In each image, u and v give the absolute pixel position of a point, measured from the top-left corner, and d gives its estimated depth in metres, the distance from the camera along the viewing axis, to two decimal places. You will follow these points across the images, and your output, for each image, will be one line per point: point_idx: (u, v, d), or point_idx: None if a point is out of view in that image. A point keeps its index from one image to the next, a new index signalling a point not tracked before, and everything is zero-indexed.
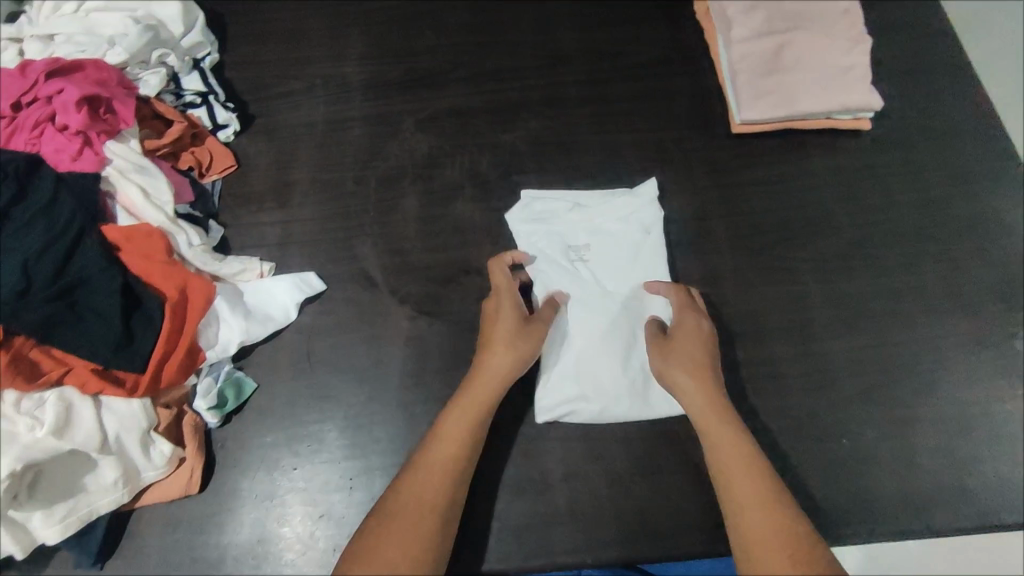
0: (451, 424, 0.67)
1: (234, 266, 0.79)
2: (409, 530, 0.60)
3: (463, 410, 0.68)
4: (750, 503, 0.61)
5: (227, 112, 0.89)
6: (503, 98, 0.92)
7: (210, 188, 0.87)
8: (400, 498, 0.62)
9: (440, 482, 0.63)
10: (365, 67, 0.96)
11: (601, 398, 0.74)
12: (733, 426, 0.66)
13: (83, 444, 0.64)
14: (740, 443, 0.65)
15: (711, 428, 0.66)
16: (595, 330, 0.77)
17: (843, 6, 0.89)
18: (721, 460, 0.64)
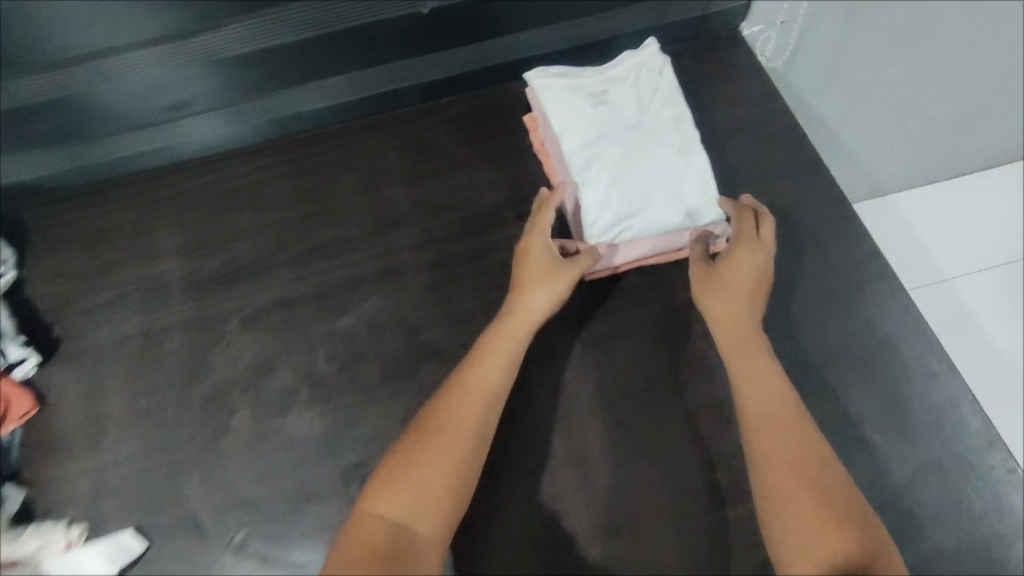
0: (457, 426, 0.64)
1: (33, 544, 0.68)
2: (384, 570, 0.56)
3: (458, 412, 0.65)
4: (787, 475, 0.61)
5: (23, 347, 0.77)
6: (334, 279, 0.82)
7: (9, 441, 0.75)
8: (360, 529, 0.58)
9: (417, 511, 0.59)
10: (177, 264, 0.84)
11: (644, 210, 0.78)
12: (784, 383, 0.67)
13: None
14: (814, 442, 0.64)
15: (750, 389, 0.67)
16: (623, 166, 0.79)
17: (672, 115, 0.83)
18: (754, 411, 0.66)
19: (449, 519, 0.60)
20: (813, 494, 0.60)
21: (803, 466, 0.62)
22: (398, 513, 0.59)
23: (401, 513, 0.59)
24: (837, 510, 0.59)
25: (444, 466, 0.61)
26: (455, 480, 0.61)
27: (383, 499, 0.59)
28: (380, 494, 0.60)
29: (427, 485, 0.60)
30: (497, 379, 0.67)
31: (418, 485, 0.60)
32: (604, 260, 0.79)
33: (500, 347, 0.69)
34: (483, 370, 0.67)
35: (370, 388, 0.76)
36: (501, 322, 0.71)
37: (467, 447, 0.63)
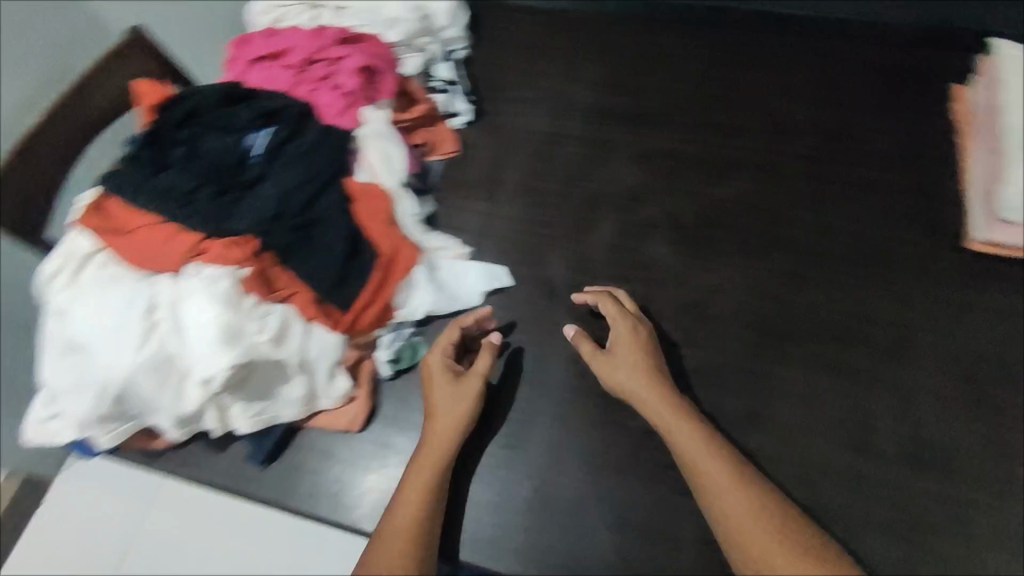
0: (410, 483, 0.69)
1: (437, 242, 0.85)
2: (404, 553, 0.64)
3: (414, 485, 0.69)
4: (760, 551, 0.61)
5: (465, 103, 0.97)
6: (720, 153, 0.92)
7: (433, 167, 0.95)
8: (381, 551, 0.65)
9: (404, 553, 0.65)
10: (594, 91, 0.99)
11: None
12: (717, 448, 0.67)
13: (290, 358, 0.71)
14: (716, 455, 0.66)
15: (695, 450, 0.66)
16: None
17: None
18: (705, 469, 0.66)
19: (434, 501, 0.68)
20: (758, 526, 0.62)
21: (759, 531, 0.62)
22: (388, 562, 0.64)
23: (401, 554, 0.64)
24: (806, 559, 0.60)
25: (418, 497, 0.67)
26: (419, 525, 0.66)
27: (382, 548, 0.65)
28: (384, 530, 0.67)
29: (419, 524, 0.66)
30: (447, 442, 0.71)
31: (409, 509, 0.67)
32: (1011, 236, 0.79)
33: (435, 428, 0.72)
34: (434, 425, 0.72)
35: (722, 251, 0.86)
36: (434, 408, 0.73)
37: (447, 458, 0.70)
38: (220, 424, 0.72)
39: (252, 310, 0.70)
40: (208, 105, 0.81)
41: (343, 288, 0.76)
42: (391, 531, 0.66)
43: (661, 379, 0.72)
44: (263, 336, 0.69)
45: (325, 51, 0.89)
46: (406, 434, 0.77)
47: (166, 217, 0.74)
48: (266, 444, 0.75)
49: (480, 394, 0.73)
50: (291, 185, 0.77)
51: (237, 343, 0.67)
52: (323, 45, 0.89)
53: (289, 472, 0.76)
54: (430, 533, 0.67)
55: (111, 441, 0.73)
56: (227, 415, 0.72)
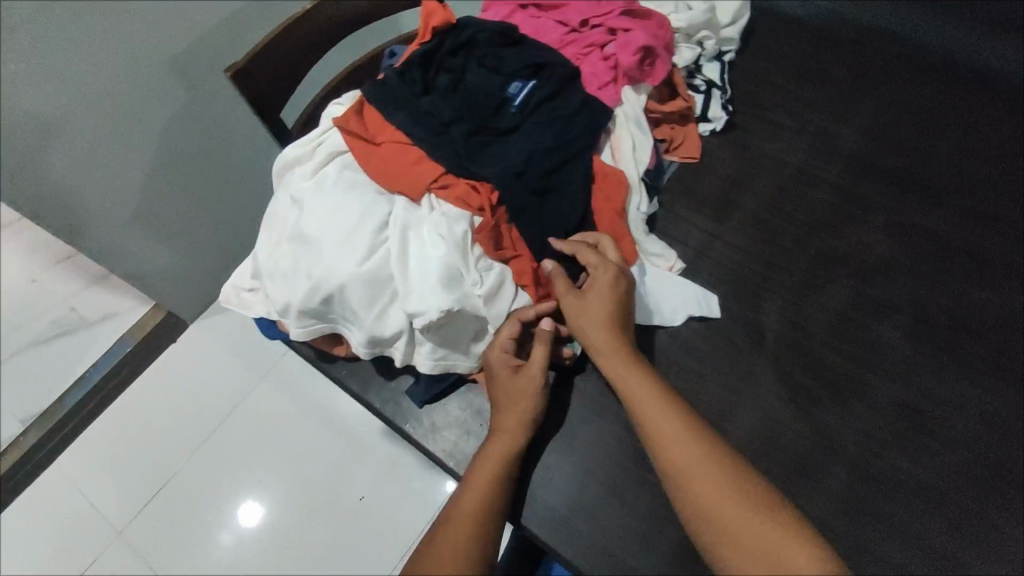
0: (479, 471, 0.67)
1: (654, 248, 0.80)
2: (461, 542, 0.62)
3: (484, 467, 0.67)
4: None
5: (721, 110, 0.90)
6: (995, 255, 0.80)
7: (666, 167, 0.89)
8: (447, 529, 0.63)
9: (469, 534, 0.62)
10: (862, 140, 0.90)
11: None
12: (722, 464, 0.60)
13: (493, 318, 0.70)
14: (645, 389, 0.66)
15: (684, 446, 0.61)
16: None
17: None
18: (695, 488, 0.59)
19: (499, 491, 0.66)
20: (758, 530, 0.56)
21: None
22: (451, 541, 0.62)
23: (469, 536, 0.62)
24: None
25: (484, 484, 0.66)
26: (485, 505, 0.65)
27: (443, 523, 0.63)
28: (451, 508, 0.65)
29: (484, 506, 0.65)
30: (514, 423, 0.69)
31: (467, 508, 0.64)
32: None
33: (511, 431, 0.69)
34: (506, 417, 0.70)
35: (967, 362, 0.75)
36: (518, 414, 0.70)
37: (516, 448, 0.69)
38: (403, 355, 0.71)
39: (476, 262, 0.69)
40: (484, 42, 0.80)
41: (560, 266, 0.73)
42: (458, 504, 0.65)
43: (640, 371, 0.68)
44: (480, 290, 0.68)
45: (607, 17, 0.85)
46: (566, 429, 0.76)
47: (419, 142, 0.73)
48: (433, 388, 0.75)
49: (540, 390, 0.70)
50: (542, 146, 0.74)
51: (456, 290, 0.67)
52: (605, 12, 0.86)
53: (446, 422, 0.76)
54: (492, 521, 0.64)
55: (300, 334, 0.74)
56: (413, 351, 0.71)
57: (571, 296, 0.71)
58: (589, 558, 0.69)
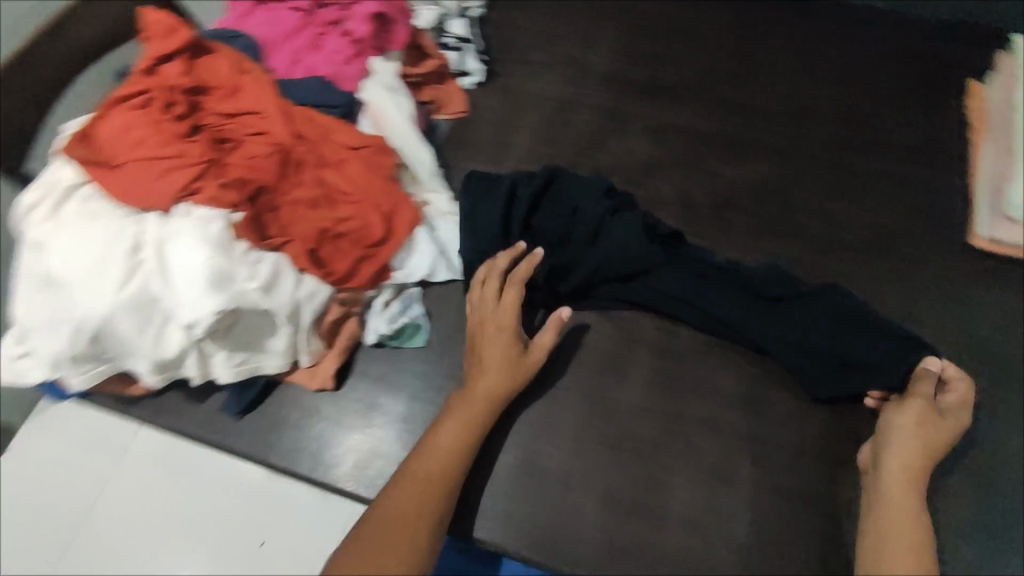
0: (441, 439, 0.67)
1: (443, 205, 0.83)
2: (411, 525, 0.61)
3: (456, 428, 0.67)
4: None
5: (477, 63, 0.93)
6: (740, 133, 0.89)
7: (438, 125, 0.92)
8: (398, 515, 0.61)
9: (430, 492, 0.63)
10: (611, 61, 0.96)
11: None
12: (914, 502, 0.62)
13: (280, 309, 0.68)
14: (911, 460, 0.63)
15: (905, 511, 0.61)
16: None
17: None
18: (890, 515, 0.61)
19: (468, 452, 0.67)
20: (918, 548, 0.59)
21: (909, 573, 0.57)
22: (414, 501, 0.62)
23: (422, 512, 0.62)
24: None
25: (444, 455, 0.66)
26: (443, 474, 0.65)
27: (404, 478, 0.64)
28: (413, 464, 0.65)
29: (450, 464, 0.66)
30: (484, 394, 0.69)
31: (421, 484, 0.63)
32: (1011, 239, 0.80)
33: (476, 393, 0.69)
34: (488, 380, 0.69)
35: (732, 232, 0.83)
36: (500, 377, 0.69)
37: (491, 411, 0.69)
38: (201, 371, 0.69)
39: (242, 256, 0.67)
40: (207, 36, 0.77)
41: (339, 240, 0.74)
42: (417, 462, 0.65)
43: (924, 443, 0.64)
44: (254, 284, 0.66)
45: None
46: (396, 397, 0.75)
47: (156, 154, 0.69)
48: (246, 395, 0.73)
49: (533, 368, 0.71)
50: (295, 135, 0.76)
51: (226, 290, 0.65)
52: None
53: (270, 426, 0.74)
54: (456, 482, 0.65)
55: (83, 383, 0.68)
56: (209, 364, 0.69)
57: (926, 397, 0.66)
58: None
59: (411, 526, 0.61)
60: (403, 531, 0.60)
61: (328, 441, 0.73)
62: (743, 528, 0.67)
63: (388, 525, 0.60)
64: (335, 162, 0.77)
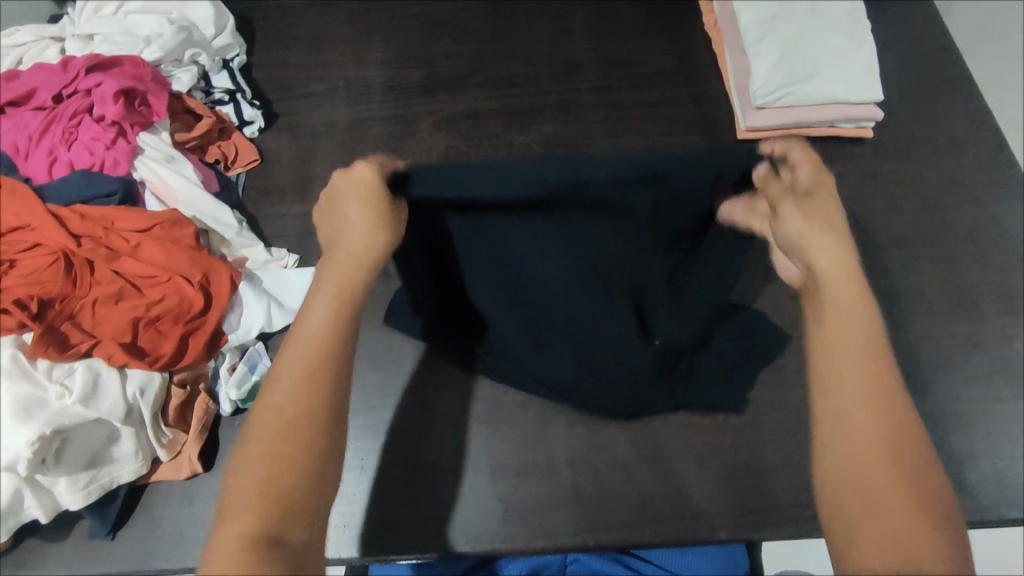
0: (314, 320, 0.56)
1: (263, 255, 0.83)
2: (298, 441, 0.51)
3: (336, 299, 0.57)
4: (865, 433, 0.50)
5: (253, 109, 0.93)
6: (519, 102, 0.95)
7: (235, 180, 0.91)
8: (273, 437, 0.51)
9: (310, 378, 0.53)
10: (386, 70, 0.99)
11: (812, 78, 0.86)
12: (879, 376, 0.53)
13: (108, 414, 0.65)
14: (869, 327, 0.55)
15: (846, 371, 0.53)
16: (795, 44, 0.87)
17: (847, 6, 0.90)
18: (840, 382, 0.53)
19: (349, 330, 0.57)
20: (879, 428, 0.50)
21: (865, 392, 0.52)
22: (303, 396, 0.52)
23: (312, 426, 0.52)
24: (906, 438, 0.50)
25: (324, 344, 0.55)
26: (334, 362, 0.54)
27: (285, 363, 0.54)
28: (288, 355, 0.55)
29: (324, 350, 0.55)
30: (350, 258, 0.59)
31: (304, 389, 0.53)
32: (767, 119, 0.87)
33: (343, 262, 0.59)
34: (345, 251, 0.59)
35: None
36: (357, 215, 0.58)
37: (365, 268, 0.59)
38: (43, 508, 0.64)
39: (48, 377, 0.65)
40: None
41: (157, 324, 0.71)
42: (288, 362, 0.54)
43: (854, 283, 0.57)
44: (70, 398, 0.64)
45: (77, 81, 0.81)
46: None
47: None
48: (109, 512, 0.69)
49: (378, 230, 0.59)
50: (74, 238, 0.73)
51: (41, 414, 0.63)
52: (72, 77, 0.81)
53: (148, 533, 0.70)
54: (343, 369, 0.55)
55: None
56: (52, 496, 0.65)
57: (783, 189, 0.58)
58: (348, 540, 0.69)
59: (299, 429, 0.51)
60: (288, 432, 0.51)
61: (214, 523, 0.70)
62: (621, 448, 0.72)
63: (275, 426, 0.51)
64: (130, 249, 0.74)
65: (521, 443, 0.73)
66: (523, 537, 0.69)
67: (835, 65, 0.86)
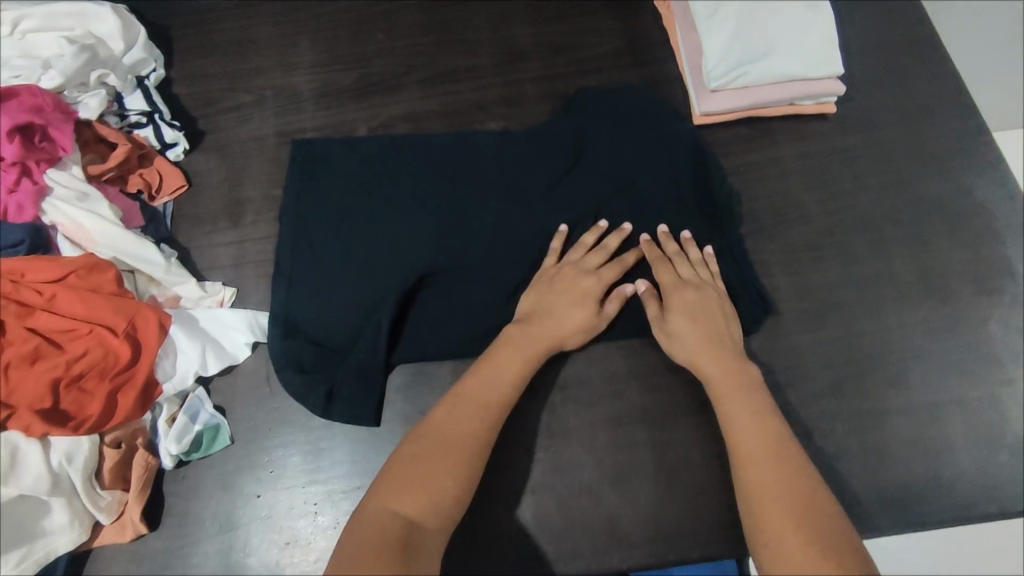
0: (502, 366, 0.64)
1: (196, 293, 0.77)
2: (438, 476, 0.54)
3: (510, 362, 0.64)
4: (762, 487, 0.55)
5: (174, 130, 0.86)
6: (460, 101, 0.90)
7: (162, 211, 0.85)
8: (425, 470, 0.54)
9: (479, 424, 0.59)
10: (316, 76, 0.92)
11: (767, 55, 0.80)
12: (782, 450, 0.57)
13: (32, 488, 0.62)
14: (763, 414, 0.60)
15: (748, 446, 0.58)
16: (750, 13, 0.81)
17: None
18: (745, 455, 0.58)
19: (523, 382, 0.64)
20: (780, 488, 0.54)
21: (761, 461, 0.56)
22: (465, 434, 0.58)
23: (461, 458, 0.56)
24: (803, 497, 0.53)
25: (502, 392, 0.62)
26: (493, 405, 0.61)
27: (458, 408, 0.60)
28: (469, 393, 0.61)
29: (516, 388, 0.63)
30: (563, 332, 0.67)
31: (468, 428, 0.58)
32: (724, 102, 0.81)
33: (539, 339, 0.66)
34: (507, 367, 0.64)
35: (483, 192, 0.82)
36: (569, 316, 0.68)
37: (547, 346, 0.67)
38: None
39: None
40: None
41: (80, 382, 0.66)
42: (475, 391, 0.61)
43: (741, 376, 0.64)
44: None
45: None
46: (217, 506, 0.70)
47: None
48: None
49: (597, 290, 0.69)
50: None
51: None
52: None
53: None
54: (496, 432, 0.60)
55: None
56: None
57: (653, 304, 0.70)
58: None
59: (448, 467, 0.55)
60: (448, 459, 0.56)
61: None
62: (584, 471, 0.69)
63: (449, 446, 0.56)
64: (43, 302, 0.68)
65: None
66: (489, 574, 0.65)
67: (793, 36, 0.80)
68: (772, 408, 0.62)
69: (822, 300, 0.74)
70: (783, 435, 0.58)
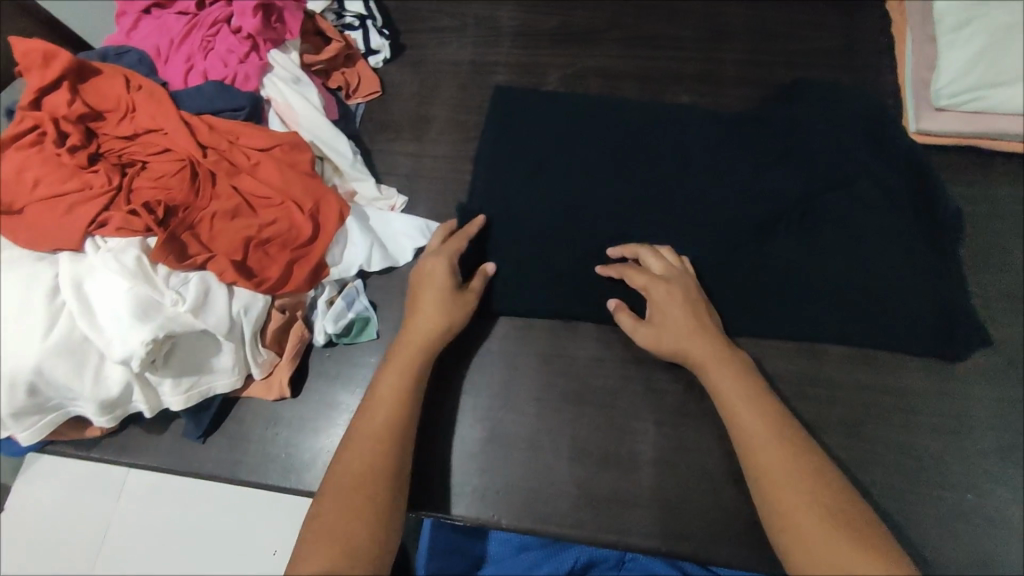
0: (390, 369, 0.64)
1: (372, 192, 0.81)
2: (356, 510, 0.55)
3: (398, 362, 0.65)
4: (816, 531, 0.52)
5: (381, 39, 0.90)
6: (655, 67, 0.88)
7: (355, 110, 0.89)
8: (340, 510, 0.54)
9: (378, 446, 0.59)
10: (518, 14, 0.93)
11: (1006, 80, 0.76)
12: (821, 487, 0.55)
13: (215, 327, 0.66)
14: (770, 434, 0.59)
15: (790, 479, 0.56)
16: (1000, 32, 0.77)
17: None
18: (789, 491, 0.55)
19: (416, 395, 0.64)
20: (828, 534, 0.52)
21: (800, 495, 0.55)
22: (365, 466, 0.58)
23: (373, 487, 0.56)
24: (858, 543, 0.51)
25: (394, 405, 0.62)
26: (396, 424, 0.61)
27: (360, 433, 0.60)
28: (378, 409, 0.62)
29: (406, 400, 0.63)
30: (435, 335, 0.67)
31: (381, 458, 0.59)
32: (943, 124, 0.79)
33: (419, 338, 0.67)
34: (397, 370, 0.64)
35: (665, 164, 0.81)
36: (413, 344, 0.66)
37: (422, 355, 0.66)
38: (148, 403, 0.68)
39: (166, 283, 0.66)
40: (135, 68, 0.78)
41: (267, 246, 0.72)
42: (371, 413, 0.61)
43: (737, 388, 0.62)
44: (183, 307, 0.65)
45: None
46: (355, 392, 0.75)
47: (58, 191, 0.67)
48: (203, 418, 0.72)
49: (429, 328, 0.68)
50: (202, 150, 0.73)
51: (155, 318, 0.63)
52: None
53: (233, 443, 0.73)
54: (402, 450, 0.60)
55: (31, 437, 0.67)
56: (156, 394, 0.68)
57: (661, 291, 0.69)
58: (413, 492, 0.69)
59: (360, 499, 0.55)
60: (356, 493, 0.56)
61: (294, 448, 0.72)
62: (711, 458, 0.69)
63: (355, 479, 0.57)
64: (249, 167, 0.73)
65: (605, 432, 0.71)
66: (597, 526, 0.67)
67: None
68: (778, 424, 0.60)
69: (989, 358, 0.72)
70: (811, 463, 0.57)
